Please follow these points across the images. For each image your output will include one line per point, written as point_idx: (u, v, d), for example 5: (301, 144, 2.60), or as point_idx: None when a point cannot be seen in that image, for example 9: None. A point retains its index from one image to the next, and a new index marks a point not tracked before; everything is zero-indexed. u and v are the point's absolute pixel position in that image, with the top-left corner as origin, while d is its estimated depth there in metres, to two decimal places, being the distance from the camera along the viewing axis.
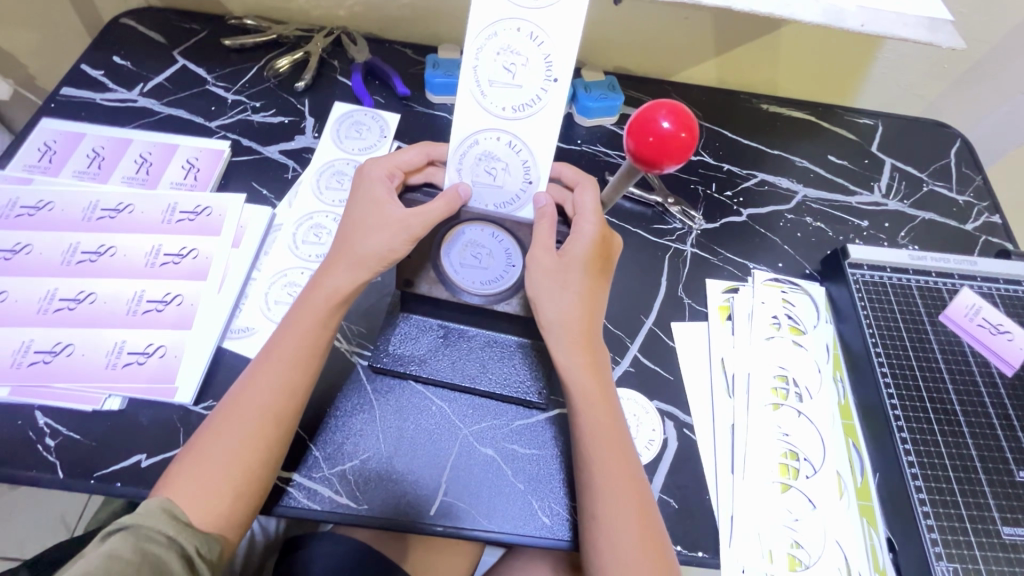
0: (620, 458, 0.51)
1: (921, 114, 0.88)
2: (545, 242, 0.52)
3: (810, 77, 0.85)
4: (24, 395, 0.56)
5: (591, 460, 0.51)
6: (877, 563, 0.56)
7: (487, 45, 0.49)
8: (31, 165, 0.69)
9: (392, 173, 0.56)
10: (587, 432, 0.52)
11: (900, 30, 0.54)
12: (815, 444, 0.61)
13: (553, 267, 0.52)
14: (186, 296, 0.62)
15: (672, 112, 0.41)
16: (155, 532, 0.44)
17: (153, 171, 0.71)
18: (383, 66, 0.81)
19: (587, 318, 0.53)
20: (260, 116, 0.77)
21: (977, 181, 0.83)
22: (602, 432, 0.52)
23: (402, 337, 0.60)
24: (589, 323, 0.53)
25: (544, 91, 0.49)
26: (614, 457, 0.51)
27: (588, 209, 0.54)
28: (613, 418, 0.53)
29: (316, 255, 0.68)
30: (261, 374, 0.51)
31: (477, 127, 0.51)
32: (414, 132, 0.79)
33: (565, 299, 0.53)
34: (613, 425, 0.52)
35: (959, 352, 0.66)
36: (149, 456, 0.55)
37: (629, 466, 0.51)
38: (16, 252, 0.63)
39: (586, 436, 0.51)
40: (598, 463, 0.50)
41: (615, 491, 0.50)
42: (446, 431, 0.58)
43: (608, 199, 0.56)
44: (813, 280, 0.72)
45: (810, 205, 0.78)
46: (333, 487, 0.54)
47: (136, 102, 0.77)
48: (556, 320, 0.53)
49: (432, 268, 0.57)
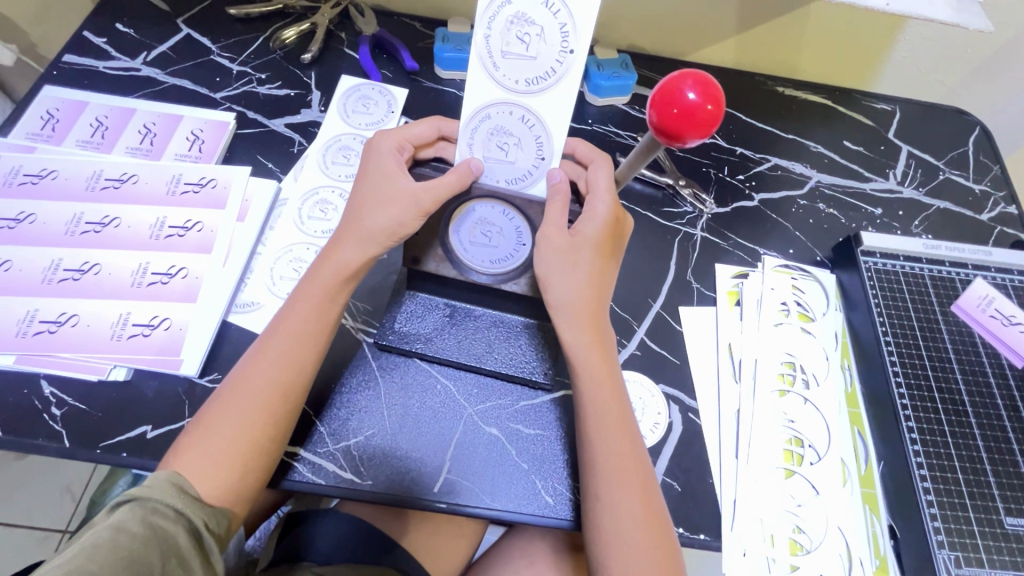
0: (624, 441, 0.51)
1: (941, 100, 0.87)
2: (557, 220, 0.51)
3: (829, 59, 0.83)
4: (31, 364, 0.56)
5: (596, 440, 0.51)
6: (878, 549, 0.57)
7: (500, 13, 0.48)
8: (33, 133, 0.68)
9: (402, 146, 0.55)
10: (592, 411, 0.51)
11: (926, 11, 0.55)
12: (820, 431, 0.61)
13: (565, 247, 0.51)
14: (192, 269, 0.62)
15: (698, 83, 0.40)
16: (163, 505, 0.44)
17: (157, 142, 0.70)
18: (391, 39, 0.79)
19: (595, 301, 0.53)
20: (266, 88, 0.76)
21: (994, 170, 0.82)
22: (606, 415, 0.51)
23: (407, 315, 0.59)
24: (597, 307, 0.53)
25: (560, 63, 0.48)
26: (620, 440, 0.51)
27: (604, 188, 0.53)
28: (619, 401, 0.52)
29: (322, 231, 0.67)
30: (267, 349, 0.51)
31: (489, 100, 0.49)
32: (423, 108, 0.77)
33: (574, 280, 0.52)
34: (620, 409, 0.52)
35: (970, 343, 0.65)
36: (155, 427, 0.55)
37: (634, 450, 0.51)
38: (19, 221, 0.62)
39: (592, 413, 0.51)
40: (604, 445, 0.50)
41: (622, 473, 0.50)
42: (452, 410, 0.58)
43: (622, 178, 0.55)
44: (823, 267, 0.71)
45: (823, 191, 0.77)
46: (338, 462, 0.54)
47: (140, 71, 0.75)
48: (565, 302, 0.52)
49: (440, 245, 0.56)
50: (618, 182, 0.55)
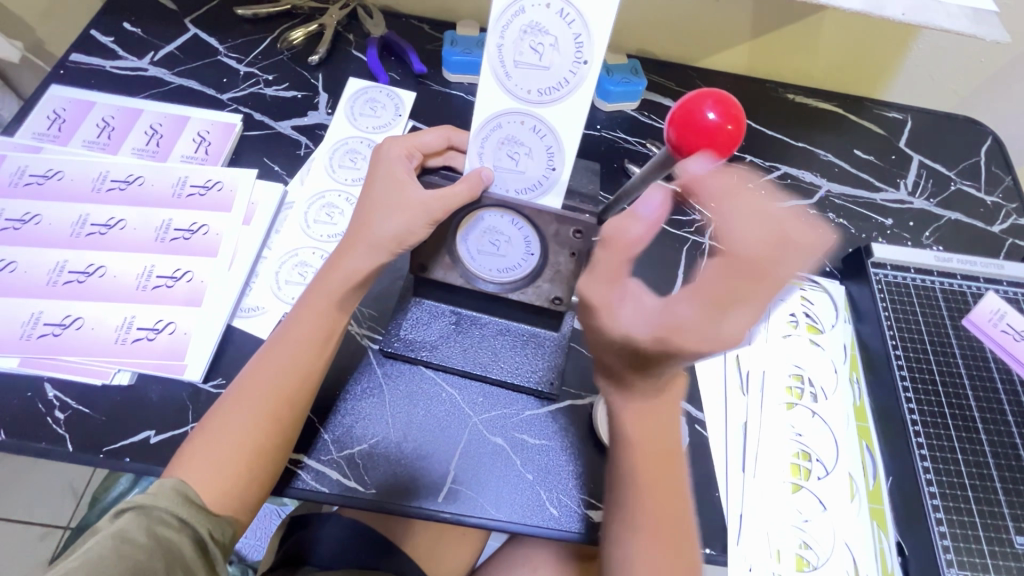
0: (662, 536, 0.47)
1: (954, 109, 0.85)
2: (610, 301, 0.41)
3: (841, 66, 0.82)
4: (34, 367, 0.55)
5: (633, 526, 0.47)
6: (885, 567, 0.56)
7: (513, 22, 0.46)
8: (39, 133, 0.68)
9: (411, 153, 0.55)
10: (634, 501, 0.47)
11: (944, 21, 0.54)
12: (828, 444, 0.60)
13: (611, 342, 0.41)
14: (197, 273, 0.62)
15: (718, 102, 0.39)
16: (165, 514, 0.43)
17: (163, 143, 0.69)
18: (399, 41, 0.79)
19: (657, 395, 0.45)
20: (272, 89, 0.75)
21: (1006, 181, 0.81)
22: (658, 472, 0.48)
23: (413, 321, 0.59)
24: (666, 398, 0.46)
25: (573, 74, 0.46)
26: (671, 522, 0.47)
27: (711, 278, 0.36)
28: (677, 495, 0.48)
29: (328, 236, 0.66)
30: (272, 354, 0.51)
31: (500, 109, 0.49)
32: (431, 111, 0.77)
33: (634, 371, 0.43)
34: (674, 504, 0.48)
35: (981, 358, 0.65)
36: (158, 433, 0.54)
37: (681, 546, 0.47)
38: (24, 222, 0.62)
39: (641, 488, 0.47)
40: (633, 541, 0.47)
41: (661, 565, 0.46)
42: (456, 418, 0.57)
43: (770, 261, 0.34)
44: (833, 277, 0.70)
45: (833, 201, 0.76)
46: (341, 470, 0.54)
47: (146, 71, 0.75)
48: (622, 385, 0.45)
49: (447, 254, 0.56)
50: (751, 268, 0.34)
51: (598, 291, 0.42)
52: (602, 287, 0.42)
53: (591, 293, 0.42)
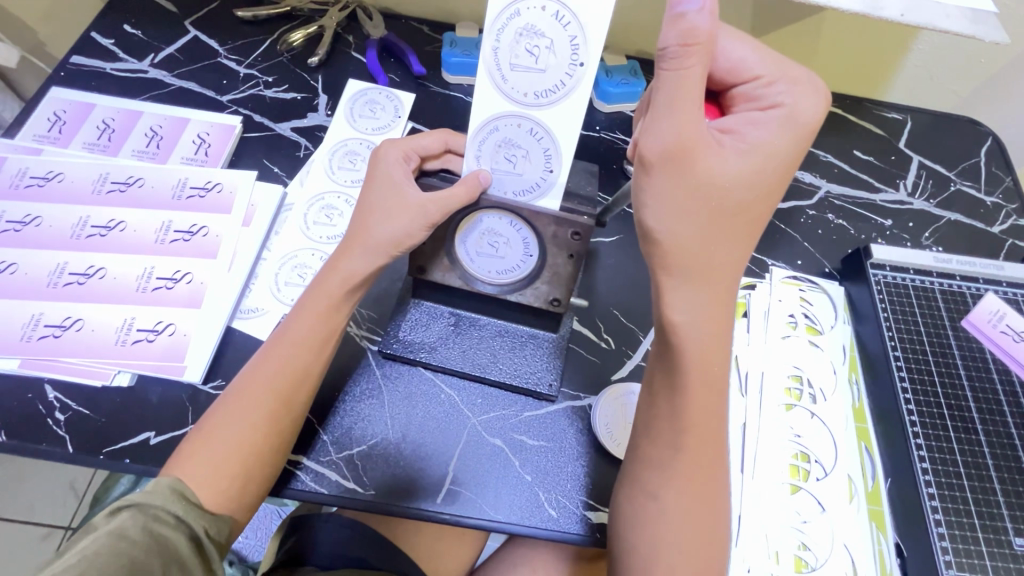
0: (695, 488, 0.44)
1: (954, 109, 0.85)
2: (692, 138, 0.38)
3: (841, 66, 0.82)
4: (35, 368, 0.55)
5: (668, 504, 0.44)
6: (884, 568, 0.56)
7: (509, 25, 0.45)
8: (39, 135, 0.68)
9: (408, 155, 0.55)
10: (676, 461, 0.44)
11: (943, 21, 0.55)
12: (826, 445, 0.60)
13: (697, 179, 0.39)
14: (196, 274, 0.62)
15: None
16: (162, 512, 0.43)
17: (164, 145, 0.70)
18: (399, 42, 0.79)
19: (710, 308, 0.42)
20: (272, 91, 0.76)
21: (1006, 182, 0.81)
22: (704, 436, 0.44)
23: (412, 323, 0.60)
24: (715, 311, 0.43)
25: (569, 77, 0.46)
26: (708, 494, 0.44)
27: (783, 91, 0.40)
28: (719, 449, 0.45)
29: (327, 237, 0.66)
30: (269, 355, 0.51)
31: (496, 113, 0.48)
32: (430, 113, 0.77)
33: (703, 232, 0.41)
34: (716, 459, 0.44)
35: (981, 361, 0.64)
36: (158, 434, 0.54)
37: (714, 500, 0.44)
38: (25, 224, 0.62)
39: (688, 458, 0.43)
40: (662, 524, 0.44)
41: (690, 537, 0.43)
42: (456, 419, 0.58)
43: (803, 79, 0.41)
44: (832, 279, 0.70)
45: (833, 202, 0.76)
46: (341, 471, 0.54)
47: (147, 73, 0.75)
48: (687, 273, 0.41)
49: (446, 256, 0.56)
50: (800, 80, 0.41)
51: (668, 130, 0.37)
52: (671, 122, 0.37)
53: (659, 139, 0.38)
